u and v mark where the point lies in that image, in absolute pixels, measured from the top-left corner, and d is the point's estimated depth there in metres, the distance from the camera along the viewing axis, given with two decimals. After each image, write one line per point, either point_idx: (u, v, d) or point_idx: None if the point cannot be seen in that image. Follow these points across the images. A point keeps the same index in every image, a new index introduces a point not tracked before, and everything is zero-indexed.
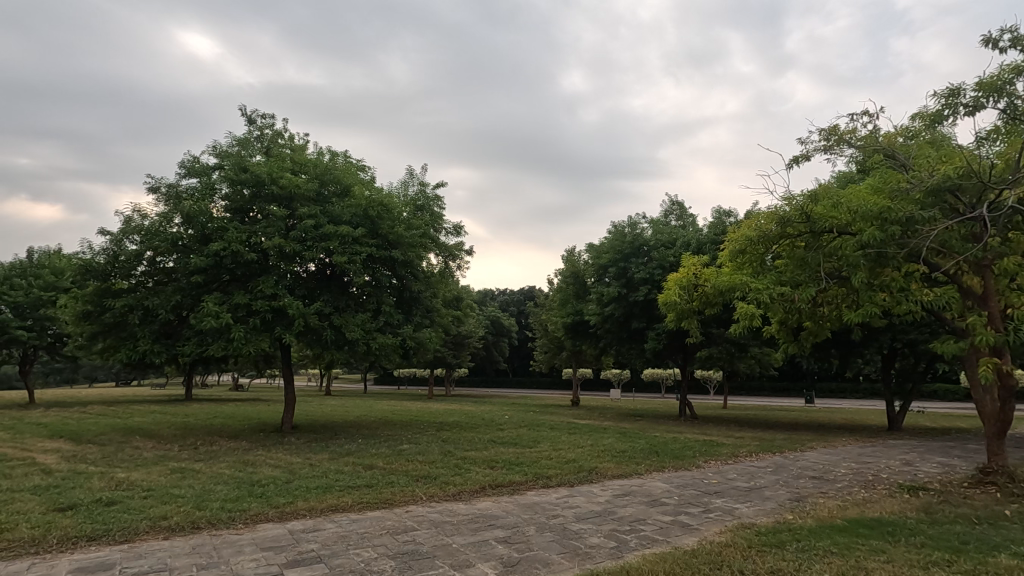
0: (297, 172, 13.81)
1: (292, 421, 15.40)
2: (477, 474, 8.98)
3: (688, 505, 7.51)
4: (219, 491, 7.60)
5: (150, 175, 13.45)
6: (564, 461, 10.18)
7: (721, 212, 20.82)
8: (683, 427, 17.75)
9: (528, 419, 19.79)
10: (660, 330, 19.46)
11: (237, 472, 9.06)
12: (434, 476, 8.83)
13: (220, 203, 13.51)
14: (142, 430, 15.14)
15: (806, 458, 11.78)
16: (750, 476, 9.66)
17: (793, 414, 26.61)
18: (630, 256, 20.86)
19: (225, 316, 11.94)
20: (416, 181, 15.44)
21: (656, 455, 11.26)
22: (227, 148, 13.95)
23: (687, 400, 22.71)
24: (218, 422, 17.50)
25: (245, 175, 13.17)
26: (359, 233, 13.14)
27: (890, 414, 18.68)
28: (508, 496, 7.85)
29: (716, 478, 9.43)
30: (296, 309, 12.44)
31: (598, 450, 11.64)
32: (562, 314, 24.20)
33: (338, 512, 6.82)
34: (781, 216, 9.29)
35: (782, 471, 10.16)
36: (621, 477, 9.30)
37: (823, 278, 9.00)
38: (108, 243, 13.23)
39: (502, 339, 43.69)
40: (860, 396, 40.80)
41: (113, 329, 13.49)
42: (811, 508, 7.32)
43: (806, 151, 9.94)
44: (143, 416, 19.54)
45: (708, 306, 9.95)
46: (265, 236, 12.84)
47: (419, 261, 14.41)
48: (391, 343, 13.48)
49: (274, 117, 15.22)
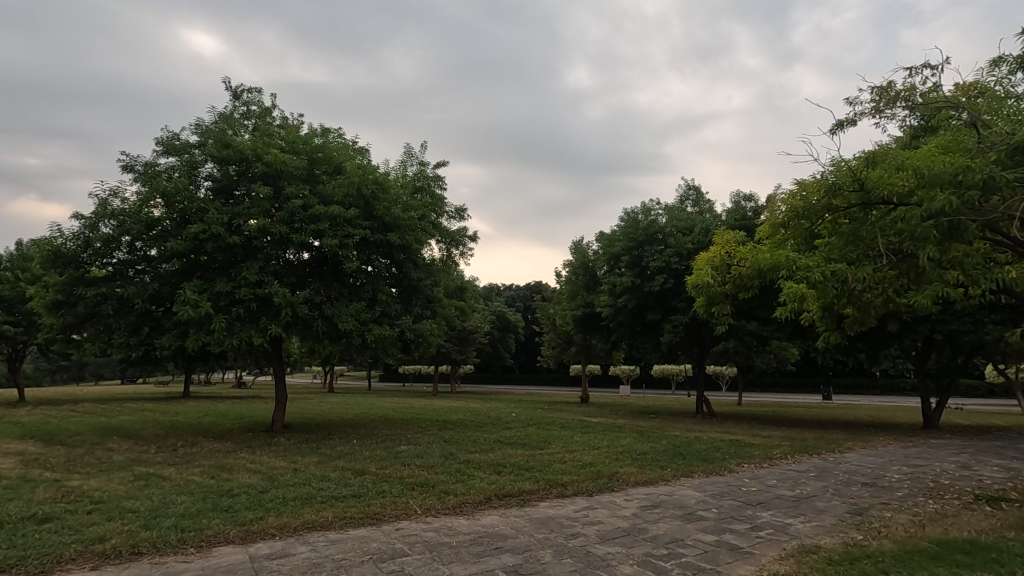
0: (286, 149, 12.70)
1: (284, 420, 14.33)
2: (481, 481, 7.83)
3: (731, 521, 6.30)
4: (180, 504, 6.49)
5: (124, 153, 12.35)
6: (580, 465, 9.01)
7: (741, 197, 19.54)
8: (704, 426, 16.49)
9: (536, 417, 18.62)
10: (677, 322, 18.26)
11: (208, 479, 7.93)
12: (432, 484, 7.67)
13: (204, 184, 12.43)
14: (124, 430, 14.12)
15: (850, 460, 10.56)
16: (794, 483, 8.45)
17: (815, 411, 25.29)
18: (645, 244, 19.66)
19: (204, 304, 10.86)
20: (415, 160, 14.28)
21: (682, 458, 10.08)
22: (209, 124, 12.84)
23: (704, 397, 21.49)
24: (208, 421, 16.46)
25: (228, 153, 12.08)
26: (352, 214, 11.98)
27: (926, 411, 17.34)
28: (517, 509, 6.68)
29: (756, 485, 8.24)
30: (283, 298, 11.32)
31: (617, 452, 10.47)
32: (571, 307, 23.00)
33: (315, 530, 5.70)
34: (830, 184, 8.10)
35: (827, 477, 8.95)
36: (646, 484, 8.13)
37: (879, 255, 7.81)
38: (81, 228, 12.16)
39: (508, 334, 42.62)
40: (877, 392, 39.70)
41: (87, 321, 12.45)
42: (881, 526, 6.10)
43: (855, 113, 8.73)
44: (130, 415, 18.54)
45: (743, 290, 8.74)
46: (250, 218, 11.73)
47: (418, 246, 13.28)
48: (388, 335, 12.38)
49: (262, 91, 14.12)
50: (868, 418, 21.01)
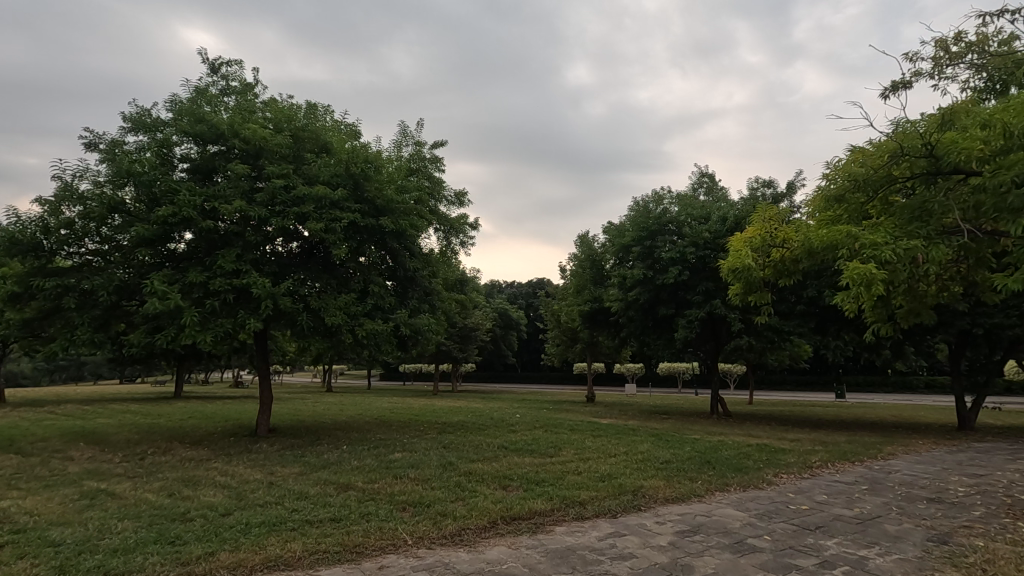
0: (268, 125, 11.51)
1: (269, 423, 13.17)
2: (486, 500, 6.64)
3: (794, 553, 5.11)
4: (120, 532, 5.33)
5: (89, 131, 11.15)
6: (597, 478, 7.82)
7: (759, 183, 18.36)
8: (724, 428, 15.29)
9: (543, 419, 17.41)
10: (692, 317, 17.02)
11: (163, 498, 6.74)
12: (426, 503, 6.49)
13: (177, 163, 11.23)
14: (95, 435, 12.95)
15: (899, 468, 9.36)
16: (848, 499, 7.25)
17: (834, 411, 24.03)
18: (656, 235, 18.49)
19: (172, 296, 9.66)
20: (411, 140, 13.07)
21: (711, 467, 8.90)
22: (183, 99, 11.62)
23: (719, 396, 20.30)
24: (189, 424, 15.28)
25: (203, 129, 10.88)
26: (340, 195, 10.80)
27: (961, 412, 16.04)
28: (529, 537, 5.50)
29: (805, 502, 7.05)
30: (262, 289, 10.12)
31: (637, 460, 9.30)
32: (578, 303, 21.74)
33: (275, 572, 4.52)
34: (893, 148, 6.84)
35: (883, 490, 7.77)
36: (677, 502, 6.96)
37: (954, 231, 6.57)
38: (42, 212, 10.99)
39: (512, 332, 41.38)
40: (890, 390, 38.55)
41: (49, 315, 11.26)
42: (981, 561, 4.91)
43: (914, 72, 7.52)
44: (108, 417, 17.36)
45: (787, 276, 7.49)
46: (225, 200, 10.52)
47: (414, 232, 12.07)
48: (380, 330, 11.20)
49: (242, 65, 12.89)
50: (894, 419, 19.79)
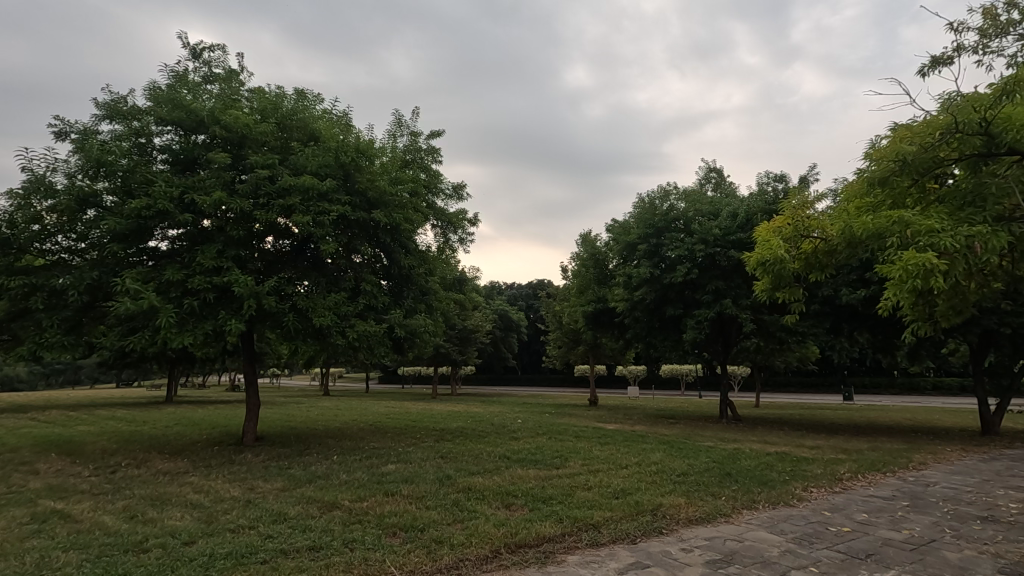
0: (252, 113, 10.75)
1: (256, 431, 12.40)
2: (486, 523, 5.85)
3: None
4: (59, 569, 4.55)
5: (59, 119, 10.40)
6: (610, 494, 7.05)
7: (770, 178, 17.63)
8: (737, 434, 14.50)
9: (546, 424, 16.62)
10: (701, 317, 16.26)
11: (123, 521, 5.97)
12: (420, 527, 5.72)
13: (155, 153, 10.47)
14: (70, 445, 12.15)
15: (937, 481, 8.60)
16: (892, 518, 6.48)
17: (846, 414, 23.23)
18: (663, 232, 17.71)
19: (145, 295, 8.88)
20: (406, 130, 12.33)
21: (734, 481, 8.12)
22: (162, 86, 10.87)
23: (728, 399, 19.54)
24: (173, 432, 14.49)
25: (181, 115, 10.12)
26: (328, 186, 10.04)
27: (985, 416, 15.26)
28: (537, 571, 4.73)
29: (845, 523, 6.26)
30: (244, 288, 9.35)
31: (651, 473, 8.55)
32: (581, 303, 21.00)
33: None
34: (942, 125, 6.06)
35: (930, 507, 7.00)
36: (701, 523, 6.21)
37: (1013, 218, 5.80)
38: (9, 206, 10.21)
39: (512, 334, 40.66)
40: (897, 391, 37.82)
41: (16, 317, 10.46)
42: None
43: (959, 44, 6.78)
44: (90, 424, 16.59)
45: (822, 270, 6.75)
46: (205, 192, 9.76)
47: (409, 227, 11.32)
48: (373, 332, 10.44)
49: (226, 51, 12.12)
50: (911, 423, 19.04)
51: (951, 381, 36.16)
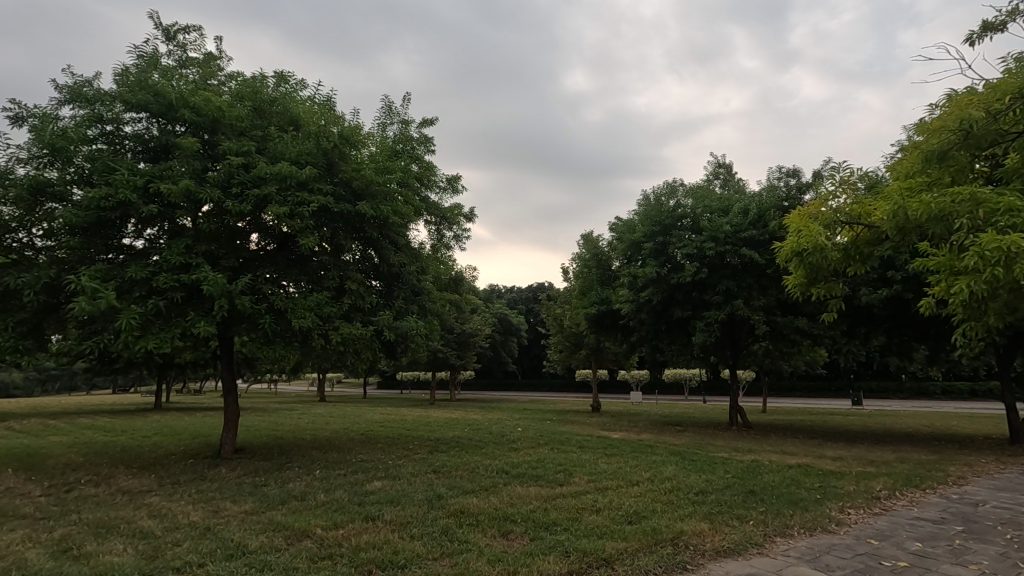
0: (227, 98, 9.90)
1: (234, 442, 11.46)
2: (478, 559, 4.93)
3: None
4: None
5: (17, 103, 9.52)
6: (621, 519, 6.16)
7: (782, 172, 16.78)
8: (752, 443, 13.55)
9: (548, 433, 15.67)
10: (711, 318, 15.35)
11: (50, 558, 5.04)
12: (401, 564, 4.82)
13: (121, 141, 9.59)
14: (32, 458, 11.21)
15: (985, 500, 7.69)
16: (954, 549, 5.57)
17: (860, 420, 22.28)
18: (670, 230, 16.82)
19: (103, 293, 8.01)
20: (397, 117, 11.51)
21: (761, 501, 7.20)
22: (131, 68, 9.98)
23: (738, 406, 18.62)
24: (151, 443, 13.57)
25: (148, 99, 9.25)
26: (308, 174, 9.18)
27: (1014, 423, 14.26)
28: None
29: (900, 556, 5.35)
30: (215, 286, 8.46)
31: (665, 491, 7.65)
32: (583, 305, 20.11)
33: None
34: (1011, 90, 5.19)
35: (992, 534, 6.07)
36: (732, 556, 5.29)
37: None
38: None
39: (512, 337, 39.78)
40: (906, 396, 36.78)
41: None
42: None
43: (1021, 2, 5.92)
44: (63, 434, 15.61)
45: (862, 263, 5.89)
46: (172, 180, 8.88)
47: (397, 221, 10.46)
48: (358, 333, 9.56)
49: (202, 32, 11.25)
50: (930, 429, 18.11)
51: (962, 385, 35.10)
